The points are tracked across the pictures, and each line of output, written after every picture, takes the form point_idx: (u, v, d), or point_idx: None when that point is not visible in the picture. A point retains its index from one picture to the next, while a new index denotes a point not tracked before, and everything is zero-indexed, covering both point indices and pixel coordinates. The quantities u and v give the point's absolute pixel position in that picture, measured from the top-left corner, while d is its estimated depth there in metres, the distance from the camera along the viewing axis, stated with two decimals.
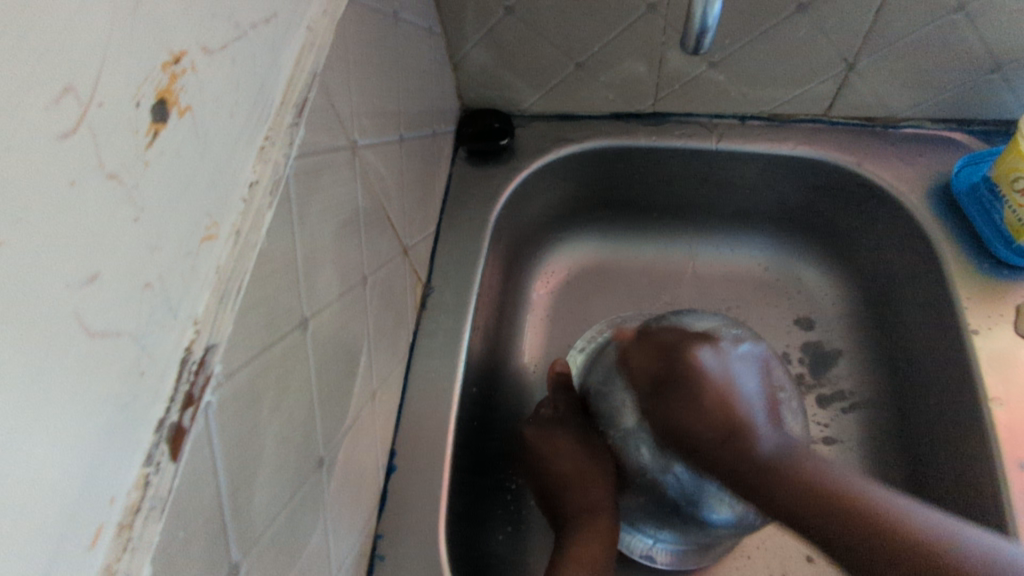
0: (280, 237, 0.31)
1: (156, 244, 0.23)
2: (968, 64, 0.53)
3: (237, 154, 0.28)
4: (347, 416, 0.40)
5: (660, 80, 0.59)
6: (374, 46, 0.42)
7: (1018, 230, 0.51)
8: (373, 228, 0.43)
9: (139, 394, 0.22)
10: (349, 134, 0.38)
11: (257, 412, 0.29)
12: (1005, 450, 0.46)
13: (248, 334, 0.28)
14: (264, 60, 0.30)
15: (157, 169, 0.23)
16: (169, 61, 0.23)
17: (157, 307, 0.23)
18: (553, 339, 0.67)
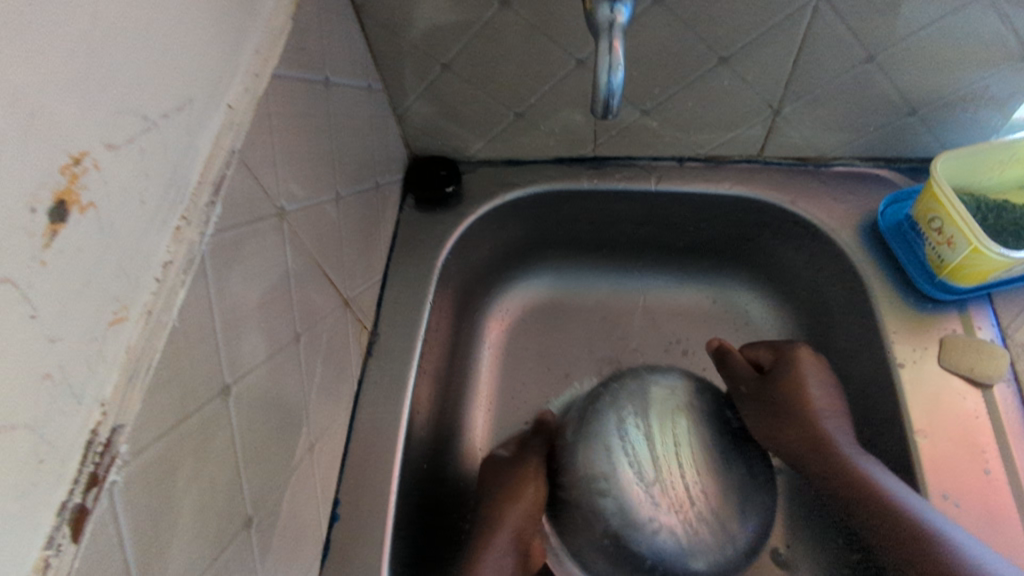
0: (197, 311, 0.32)
1: (56, 335, 0.24)
2: (886, 109, 0.56)
3: (147, 239, 0.29)
4: (283, 472, 0.41)
5: (597, 128, 0.61)
6: (304, 113, 0.44)
7: (939, 267, 0.53)
8: (308, 285, 0.45)
9: (37, 481, 0.24)
10: (276, 201, 0.40)
11: (170, 483, 0.30)
12: (931, 481, 0.48)
13: (160, 410, 0.29)
14: (178, 145, 0.31)
15: (57, 265, 0.24)
16: (69, 163, 0.25)
17: (58, 395, 0.24)
18: (507, 378, 0.68)
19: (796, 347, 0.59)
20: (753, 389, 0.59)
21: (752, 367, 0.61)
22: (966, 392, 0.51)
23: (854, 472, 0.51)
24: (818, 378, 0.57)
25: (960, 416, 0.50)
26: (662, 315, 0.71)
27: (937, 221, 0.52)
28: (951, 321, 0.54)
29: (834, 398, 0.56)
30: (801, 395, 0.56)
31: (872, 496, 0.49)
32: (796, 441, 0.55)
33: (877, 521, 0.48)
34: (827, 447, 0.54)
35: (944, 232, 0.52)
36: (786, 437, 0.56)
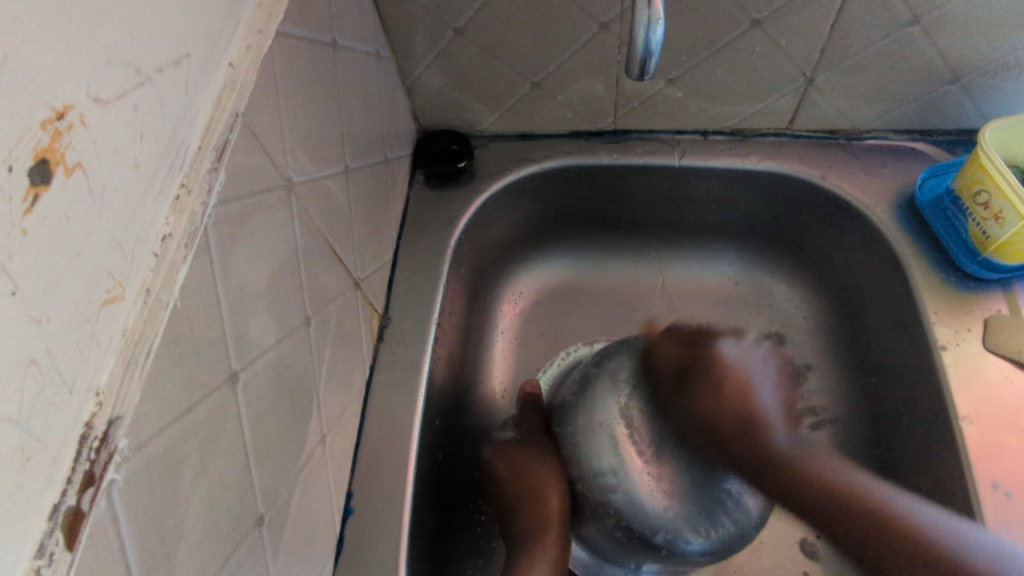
0: (200, 290, 0.29)
1: (42, 315, 0.21)
2: (927, 76, 0.53)
3: (145, 208, 0.26)
4: (295, 465, 0.39)
5: (618, 98, 0.58)
6: (310, 77, 0.40)
7: (983, 243, 0.50)
8: (317, 265, 0.42)
9: (25, 482, 0.21)
10: (283, 172, 0.37)
11: (175, 480, 0.27)
12: (980, 468, 0.45)
13: (162, 399, 0.26)
14: (176, 104, 0.28)
15: (40, 235, 0.21)
16: (51, 117, 0.21)
17: (46, 384, 0.21)
18: (521, 364, 0.65)
19: (723, 349, 0.57)
20: (670, 399, 0.54)
21: (674, 367, 0.56)
22: (1012, 376, 0.49)
23: (802, 453, 0.54)
24: (759, 367, 0.57)
25: (1008, 400, 0.48)
26: (682, 297, 0.68)
27: (984, 194, 0.49)
28: (996, 302, 0.52)
29: (760, 371, 0.57)
30: (728, 394, 0.55)
31: (862, 510, 0.49)
32: (749, 450, 0.53)
33: (846, 521, 0.50)
34: (763, 459, 0.53)
35: (992, 206, 0.49)
36: (744, 445, 0.54)
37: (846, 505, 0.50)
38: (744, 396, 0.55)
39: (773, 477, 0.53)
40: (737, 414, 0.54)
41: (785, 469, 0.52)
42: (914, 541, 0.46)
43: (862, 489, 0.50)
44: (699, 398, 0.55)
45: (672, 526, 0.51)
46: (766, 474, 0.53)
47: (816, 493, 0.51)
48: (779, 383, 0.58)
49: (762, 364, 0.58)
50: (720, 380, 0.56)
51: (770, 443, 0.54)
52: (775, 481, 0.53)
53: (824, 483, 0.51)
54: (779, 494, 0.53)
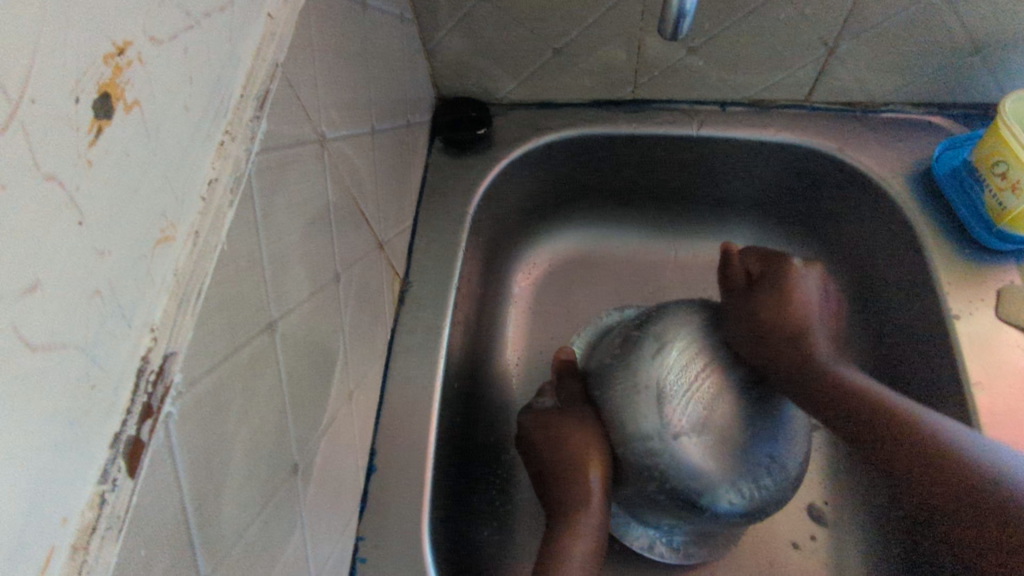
0: (243, 236, 0.29)
1: (105, 248, 0.22)
2: (948, 47, 0.53)
3: (193, 151, 0.26)
4: (325, 418, 0.39)
5: (639, 67, 0.58)
6: (341, 34, 0.40)
7: (999, 214, 0.51)
8: (345, 223, 0.42)
9: (91, 408, 0.21)
10: (317, 127, 0.37)
11: (222, 421, 0.28)
12: (990, 433, 0.46)
13: (211, 340, 0.27)
14: (221, 51, 0.28)
15: (104, 168, 0.21)
16: (113, 53, 0.22)
17: (109, 315, 0.22)
18: (536, 332, 0.66)
19: (797, 276, 0.56)
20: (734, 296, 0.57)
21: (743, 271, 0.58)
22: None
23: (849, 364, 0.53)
24: (812, 292, 0.56)
25: (1020, 368, 0.49)
26: (695, 270, 0.68)
27: (1002, 164, 0.50)
28: (1009, 273, 0.52)
29: (816, 298, 0.56)
30: (789, 310, 0.55)
31: (883, 415, 0.47)
32: (783, 377, 0.51)
33: (858, 429, 0.49)
34: (808, 360, 0.52)
35: (1010, 177, 0.49)
36: (780, 369, 0.51)
37: (884, 420, 0.47)
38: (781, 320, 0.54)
39: (818, 385, 0.51)
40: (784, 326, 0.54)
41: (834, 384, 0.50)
42: (929, 438, 0.45)
43: (914, 415, 0.47)
44: (767, 301, 0.55)
45: (708, 479, 0.48)
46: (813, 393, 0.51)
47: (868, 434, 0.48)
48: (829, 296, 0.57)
49: (821, 290, 0.56)
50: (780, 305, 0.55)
51: (810, 348, 0.53)
52: (810, 381, 0.51)
53: (881, 404, 0.48)
54: (818, 406, 0.50)
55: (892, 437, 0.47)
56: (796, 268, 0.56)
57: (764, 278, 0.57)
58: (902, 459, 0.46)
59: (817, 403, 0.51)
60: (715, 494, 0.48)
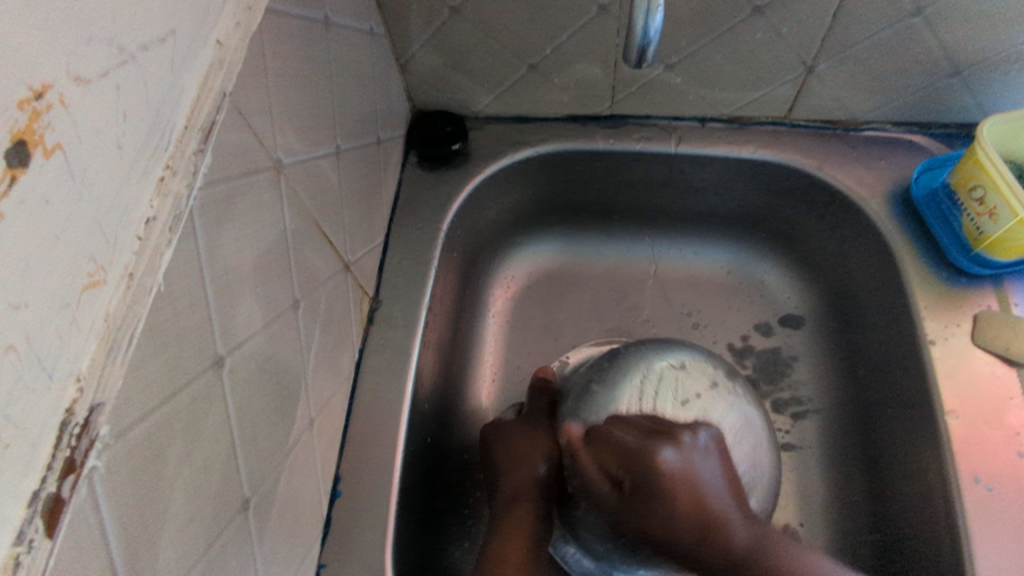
0: (184, 274, 0.29)
1: (21, 301, 0.21)
2: (928, 68, 0.52)
3: (128, 190, 0.26)
4: (281, 449, 0.38)
5: (616, 83, 0.57)
6: (301, 55, 0.39)
7: (976, 239, 0.51)
8: (306, 248, 0.41)
9: (5, 468, 0.20)
10: (272, 153, 0.36)
11: (159, 466, 0.27)
12: (962, 463, 0.46)
13: (145, 386, 0.26)
14: (161, 84, 0.27)
15: (19, 219, 0.21)
16: (29, 97, 0.21)
17: (26, 369, 0.21)
18: (512, 349, 0.65)
19: (667, 464, 0.42)
20: (617, 511, 0.45)
21: (644, 429, 0.46)
22: (999, 372, 0.49)
23: (776, 536, 0.42)
24: (703, 457, 0.43)
25: (994, 396, 0.48)
26: (675, 285, 0.67)
27: (979, 190, 0.49)
28: (987, 297, 0.52)
29: (718, 477, 0.43)
30: (680, 509, 0.41)
31: (712, 544, 0.41)
32: (718, 560, 0.41)
33: (695, 549, 0.42)
34: (745, 492, 0.44)
35: (987, 203, 0.49)
36: (707, 556, 0.41)
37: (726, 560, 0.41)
38: (699, 499, 0.41)
39: (661, 525, 0.42)
40: (698, 507, 0.41)
41: (767, 560, 0.40)
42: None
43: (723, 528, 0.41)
44: (659, 500, 0.42)
45: None
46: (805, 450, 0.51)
47: (706, 550, 0.41)
48: (727, 476, 0.43)
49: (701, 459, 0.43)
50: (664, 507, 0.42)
51: (730, 538, 0.41)
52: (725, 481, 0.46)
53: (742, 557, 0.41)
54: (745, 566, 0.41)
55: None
56: (677, 443, 0.43)
57: (642, 485, 0.42)
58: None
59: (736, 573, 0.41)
60: None
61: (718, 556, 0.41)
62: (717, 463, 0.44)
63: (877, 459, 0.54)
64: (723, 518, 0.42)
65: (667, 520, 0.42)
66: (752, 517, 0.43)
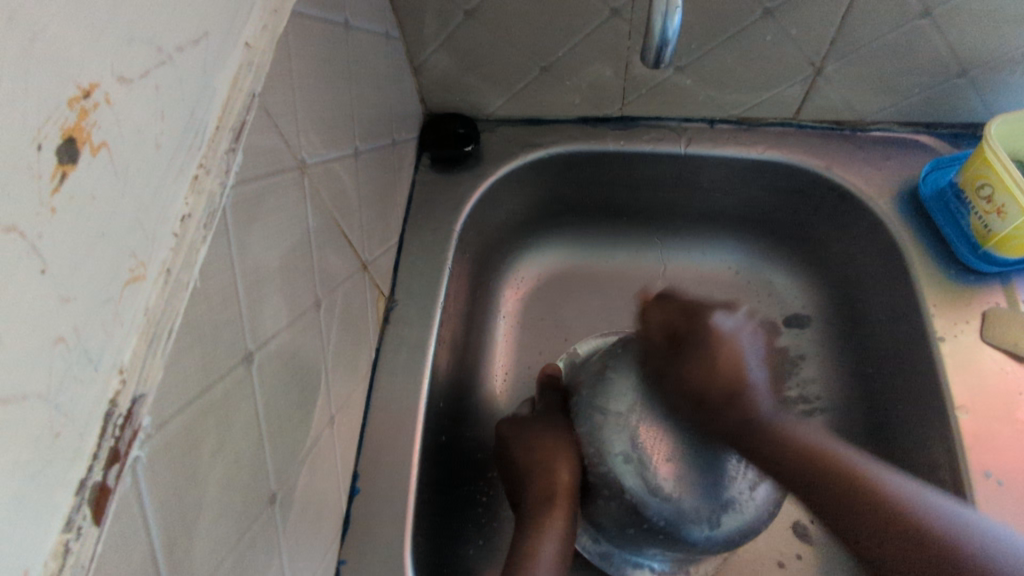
0: (216, 271, 0.29)
1: (69, 294, 0.21)
2: (935, 69, 0.53)
3: (166, 187, 0.26)
4: (305, 445, 0.39)
5: (627, 84, 0.58)
6: (323, 57, 0.40)
7: (984, 236, 0.51)
8: (327, 246, 0.42)
9: (55, 457, 0.21)
10: (297, 154, 0.37)
11: (195, 457, 0.28)
12: (972, 459, 0.46)
13: (182, 379, 0.27)
14: (196, 84, 0.28)
15: (67, 214, 0.21)
16: (78, 96, 0.21)
17: (73, 361, 0.22)
18: (523, 349, 0.66)
19: (718, 325, 0.53)
20: (657, 362, 0.53)
21: (663, 330, 0.55)
22: (1008, 367, 0.50)
23: (792, 421, 0.51)
24: (748, 337, 0.53)
25: (1003, 391, 0.49)
26: (683, 285, 0.68)
27: (987, 188, 0.50)
28: (995, 294, 0.53)
29: (763, 381, 0.52)
30: (719, 374, 0.51)
31: (829, 468, 0.48)
32: (733, 424, 0.50)
33: (755, 445, 0.49)
34: (747, 426, 0.49)
35: (995, 201, 0.50)
36: (729, 419, 0.50)
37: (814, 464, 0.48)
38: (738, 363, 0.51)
39: (736, 421, 0.50)
40: (733, 373, 0.51)
41: (776, 435, 0.49)
42: (888, 500, 0.45)
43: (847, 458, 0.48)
44: (695, 360, 0.52)
45: (683, 513, 0.49)
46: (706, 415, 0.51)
47: (781, 456, 0.48)
48: (762, 357, 0.54)
49: (749, 336, 0.54)
50: (710, 353, 0.52)
51: (754, 406, 0.50)
52: (761, 442, 0.49)
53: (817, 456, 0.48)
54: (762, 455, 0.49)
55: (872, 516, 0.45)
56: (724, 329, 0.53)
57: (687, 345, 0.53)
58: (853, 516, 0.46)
59: (746, 450, 0.49)
60: (688, 525, 0.49)
61: (777, 447, 0.49)
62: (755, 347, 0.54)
63: (889, 455, 0.55)
64: (725, 386, 0.51)
65: (704, 380, 0.51)
66: (782, 414, 0.51)
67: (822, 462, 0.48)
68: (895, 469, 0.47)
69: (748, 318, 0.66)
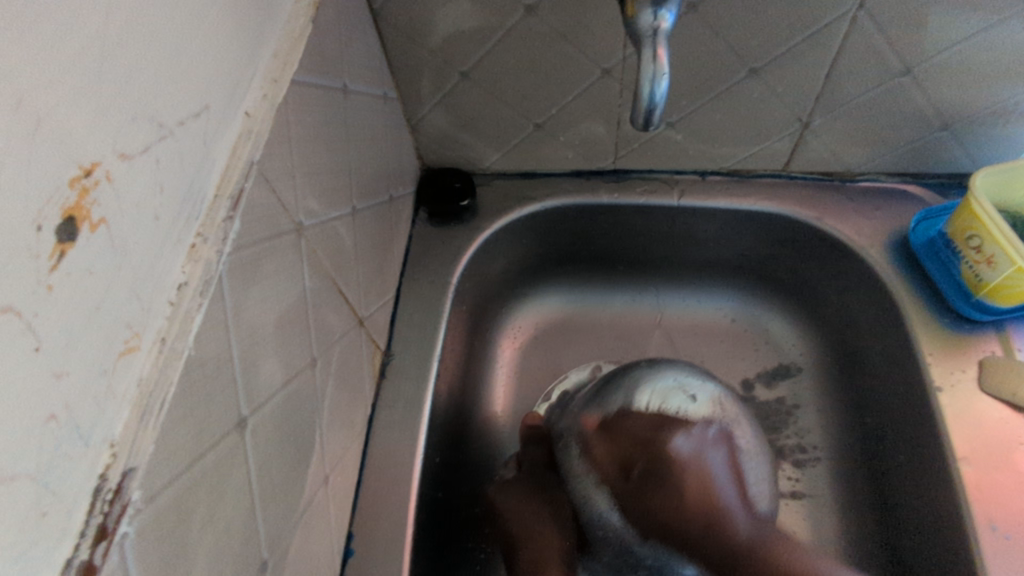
0: (212, 337, 0.29)
1: (63, 370, 0.21)
2: (920, 122, 0.54)
3: (162, 259, 0.27)
4: (297, 508, 0.38)
5: (619, 140, 0.59)
6: (322, 123, 0.41)
7: (977, 286, 0.52)
8: (323, 305, 0.42)
9: (41, 536, 0.21)
10: (294, 217, 0.38)
11: (185, 531, 0.27)
12: (978, 510, 0.46)
13: (175, 449, 0.27)
14: (195, 157, 0.29)
15: (64, 291, 0.21)
16: (79, 175, 0.22)
17: (64, 438, 0.21)
18: (519, 400, 0.66)
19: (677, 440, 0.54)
20: (632, 491, 0.54)
21: (608, 457, 0.56)
22: (1006, 416, 0.49)
23: (774, 536, 0.50)
24: (706, 451, 0.54)
25: (1002, 441, 0.48)
26: (681, 334, 0.69)
27: (976, 239, 0.51)
28: (990, 343, 0.53)
29: (717, 469, 0.53)
30: (688, 501, 0.52)
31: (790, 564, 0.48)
32: (716, 553, 0.51)
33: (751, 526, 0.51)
34: (713, 520, 0.51)
35: (984, 251, 0.50)
36: (709, 549, 0.51)
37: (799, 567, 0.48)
38: (706, 495, 0.52)
39: (689, 523, 0.51)
40: (705, 502, 0.51)
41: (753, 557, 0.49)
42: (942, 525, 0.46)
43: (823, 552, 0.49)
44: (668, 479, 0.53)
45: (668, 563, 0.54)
46: (676, 532, 0.52)
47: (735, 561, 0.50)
48: (732, 466, 0.54)
49: (711, 452, 0.54)
50: (669, 477, 0.53)
51: (747, 496, 0.53)
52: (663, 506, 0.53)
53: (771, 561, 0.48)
54: (713, 552, 0.51)
55: None
56: (679, 431, 0.54)
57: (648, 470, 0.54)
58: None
59: (721, 566, 0.51)
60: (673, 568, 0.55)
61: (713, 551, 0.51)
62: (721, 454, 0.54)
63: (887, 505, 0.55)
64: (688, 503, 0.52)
65: (642, 508, 0.53)
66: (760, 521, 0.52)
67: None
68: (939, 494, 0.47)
69: (743, 367, 0.67)
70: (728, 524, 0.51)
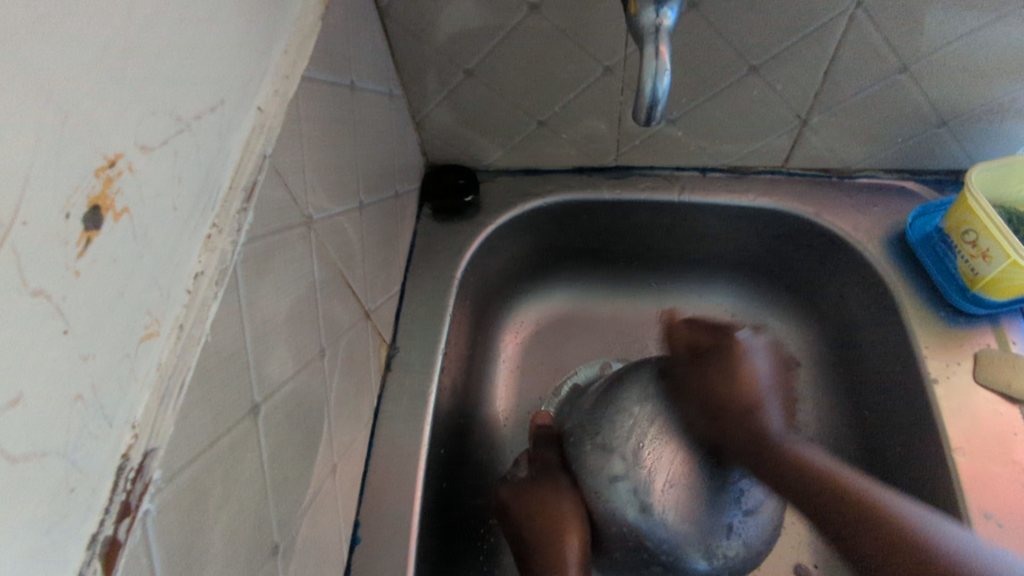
0: (226, 325, 0.30)
1: (88, 353, 0.22)
2: (918, 119, 0.55)
3: (180, 248, 0.27)
4: (306, 494, 0.39)
5: (621, 136, 0.60)
6: (331, 119, 0.42)
7: (973, 280, 0.52)
8: (331, 297, 0.43)
9: (69, 511, 0.22)
10: (304, 210, 0.39)
11: (202, 511, 0.28)
12: (973, 500, 0.47)
13: (192, 433, 0.27)
14: (211, 150, 0.30)
15: (90, 276, 0.22)
16: (103, 165, 0.23)
17: (89, 419, 0.22)
18: (522, 394, 0.67)
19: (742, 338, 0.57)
20: (682, 368, 0.58)
21: (687, 344, 0.59)
22: (1001, 408, 0.50)
23: (836, 469, 0.50)
24: (754, 349, 0.56)
25: (998, 432, 0.49)
26: None
27: (972, 233, 0.52)
28: (985, 336, 0.54)
29: (765, 375, 0.55)
30: (735, 387, 0.55)
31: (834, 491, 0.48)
32: (769, 472, 0.52)
33: (773, 462, 0.52)
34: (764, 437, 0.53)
35: (979, 245, 0.51)
36: (765, 469, 0.52)
37: (826, 492, 0.48)
38: (742, 384, 0.54)
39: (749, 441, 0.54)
40: (742, 395, 0.54)
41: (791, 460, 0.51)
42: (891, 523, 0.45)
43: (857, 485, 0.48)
44: (698, 405, 0.55)
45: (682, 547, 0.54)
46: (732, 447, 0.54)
47: (732, 438, 0.54)
48: (772, 359, 0.56)
49: (763, 354, 0.56)
50: (732, 362, 0.56)
51: (765, 424, 0.54)
52: (777, 464, 0.52)
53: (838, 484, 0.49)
54: (767, 471, 0.52)
55: (873, 528, 0.46)
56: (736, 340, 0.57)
57: (708, 353, 0.57)
58: (872, 546, 0.45)
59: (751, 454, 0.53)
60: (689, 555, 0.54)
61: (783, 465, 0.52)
62: (768, 357, 0.56)
63: None
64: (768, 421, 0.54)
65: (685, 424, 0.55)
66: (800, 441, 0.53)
67: (854, 501, 0.47)
68: (905, 494, 0.48)
69: None
70: (767, 428, 0.54)
